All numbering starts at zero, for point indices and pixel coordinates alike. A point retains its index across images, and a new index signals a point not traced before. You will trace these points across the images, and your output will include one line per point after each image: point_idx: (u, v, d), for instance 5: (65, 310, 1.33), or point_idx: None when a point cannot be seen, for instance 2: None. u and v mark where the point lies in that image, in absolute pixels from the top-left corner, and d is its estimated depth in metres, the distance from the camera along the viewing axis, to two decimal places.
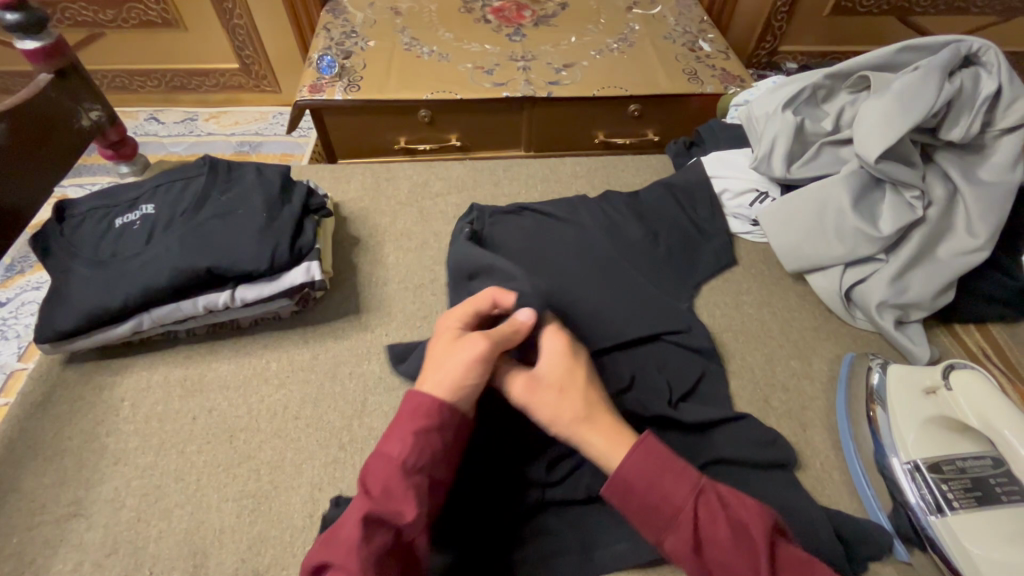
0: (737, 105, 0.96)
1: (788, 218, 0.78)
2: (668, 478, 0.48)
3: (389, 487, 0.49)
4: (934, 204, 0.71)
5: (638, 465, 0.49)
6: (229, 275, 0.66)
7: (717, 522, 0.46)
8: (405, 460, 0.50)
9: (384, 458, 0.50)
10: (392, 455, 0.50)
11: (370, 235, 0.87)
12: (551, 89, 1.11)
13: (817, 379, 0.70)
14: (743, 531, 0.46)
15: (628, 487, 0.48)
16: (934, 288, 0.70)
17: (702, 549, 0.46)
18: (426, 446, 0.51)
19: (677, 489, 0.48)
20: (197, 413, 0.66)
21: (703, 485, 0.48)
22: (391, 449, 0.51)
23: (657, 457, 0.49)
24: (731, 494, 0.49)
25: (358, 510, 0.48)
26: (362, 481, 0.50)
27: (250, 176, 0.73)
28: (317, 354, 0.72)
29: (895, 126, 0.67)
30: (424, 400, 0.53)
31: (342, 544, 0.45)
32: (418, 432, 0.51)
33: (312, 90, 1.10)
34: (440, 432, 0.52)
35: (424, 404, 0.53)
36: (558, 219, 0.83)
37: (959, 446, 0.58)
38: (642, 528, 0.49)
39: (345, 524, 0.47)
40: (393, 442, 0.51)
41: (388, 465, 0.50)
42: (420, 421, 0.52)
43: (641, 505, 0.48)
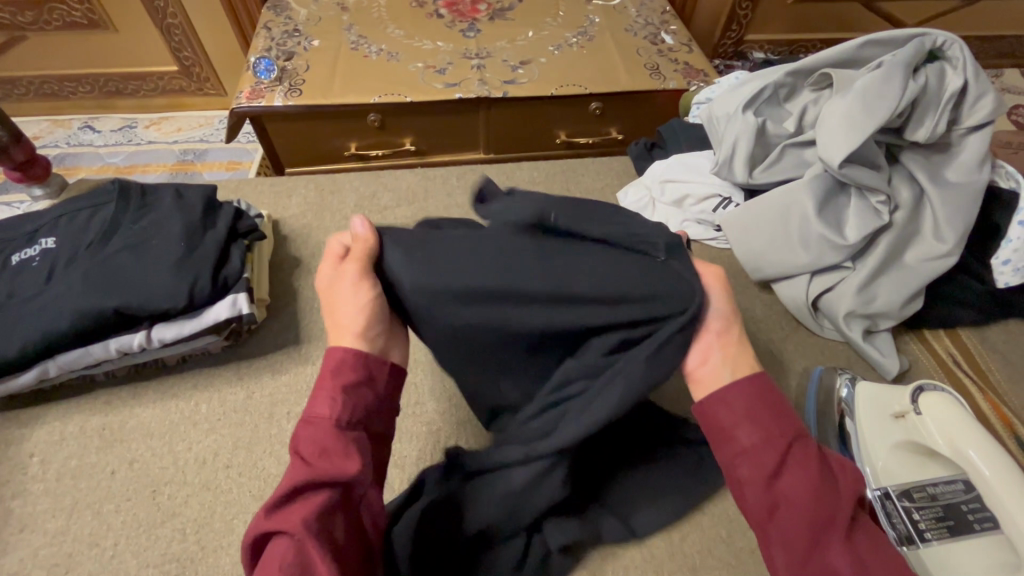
0: (699, 103, 0.91)
1: (750, 226, 0.74)
2: (772, 410, 0.42)
3: (325, 445, 0.41)
4: (901, 208, 0.68)
5: (747, 391, 0.43)
6: (141, 315, 0.60)
7: (810, 468, 0.40)
8: (331, 415, 0.42)
9: (314, 420, 0.42)
10: (321, 415, 0.42)
11: (313, 254, 0.81)
12: (507, 89, 1.05)
13: (785, 396, 0.67)
14: (831, 485, 0.40)
15: (726, 406, 0.43)
16: (901, 297, 0.67)
17: (776, 482, 0.40)
18: (351, 395, 0.43)
19: (778, 423, 0.42)
20: (117, 467, 0.60)
21: (804, 433, 0.42)
22: (314, 406, 0.42)
23: (769, 393, 0.43)
24: (833, 458, 0.42)
25: (288, 479, 0.39)
26: (291, 449, 0.41)
27: (167, 201, 0.67)
28: (251, 393, 0.67)
29: (860, 128, 0.63)
30: (339, 351, 0.45)
31: (293, 510, 0.38)
32: (343, 387, 0.43)
33: (250, 96, 1.02)
34: (370, 386, 0.45)
35: (349, 359, 0.45)
36: None
37: (930, 470, 0.55)
38: (719, 446, 0.43)
39: (283, 490, 0.39)
40: (317, 399, 0.43)
41: (310, 425, 0.42)
42: (343, 373, 0.44)
43: (732, 420, 0.42)
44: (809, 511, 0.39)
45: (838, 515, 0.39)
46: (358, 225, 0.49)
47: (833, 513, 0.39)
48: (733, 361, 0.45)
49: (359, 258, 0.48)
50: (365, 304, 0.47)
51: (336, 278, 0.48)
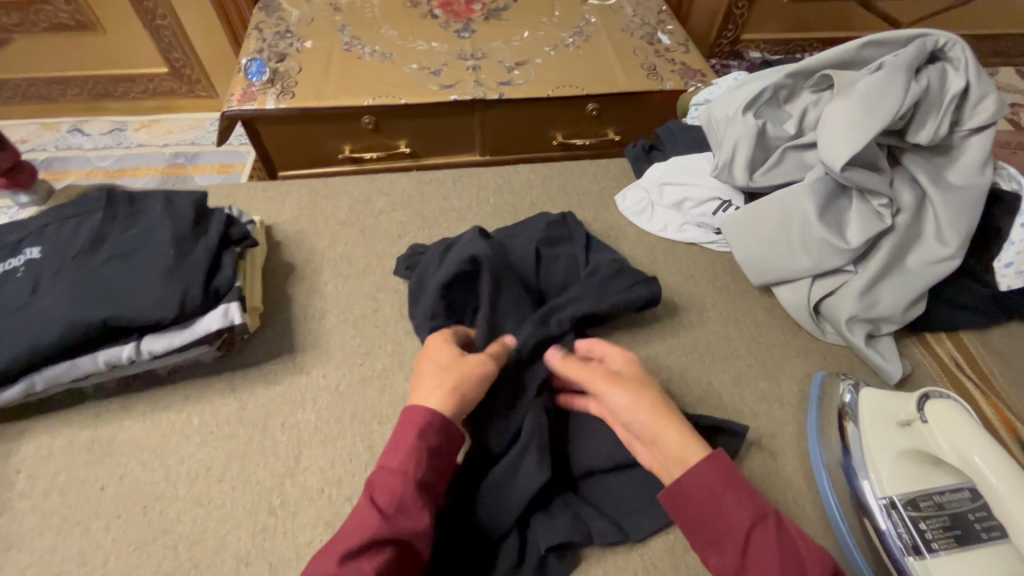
0: (697, 104, 0.90)
1: (751, 229, 0.73)
2: (731, 496, 0.47)
3: (403, 500, 0.49)
4: (903, 211, 0.67)
5: (702, 481, 0.48)
6: (130, 327, 0.58)
7: (769, 555, 0.44)
8: (411, 471, 0.50)
9: (393, 472, 0.50)
10: (400, 470, 0.50)
11: (306, 260, 0.80)
12: (503, 90, 1.04)
13: (787, 402, 0.66)
14: (796, 567, 0.43)
15: (687, 498, 0.48)
16: (903, 301, 0.67)
17: (743, 575, 0.45)
18: (430, 456, 0.52)
19: (738, 509, 0.47)
20: (107, 482, 0.59)
21: (765, 512, 0.47)
22: (401, 462, 0.51)
23: (723, 477, 0.48)
24: (798, 532, 0.46)
25: (368, 526, 0.47)
26: (370, 494, 0.49)
27: (157, 208, 0.65)
28: (245, 404, 0.65)
29: (862, 130, 0.62)
30: (424, 413, 0.53)
31: (364, 557, 0.45)
32: (427, 449, 0.52)
33: (242, 98, 1.00)
34: (443, 452, 0.53)
35: (430, 422, 0.53)
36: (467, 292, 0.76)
37: (936, 477, 0.55)
38: (691, 536, 0.49)
39: (358, 533, 0.46)
40: (399, 456, 0.51)
41: (391, 478, 0.50)
42: (428, 436, 0.52)
43: (697, 514, 0.48)
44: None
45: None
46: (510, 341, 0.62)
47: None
48: (689, 446, 0.50)
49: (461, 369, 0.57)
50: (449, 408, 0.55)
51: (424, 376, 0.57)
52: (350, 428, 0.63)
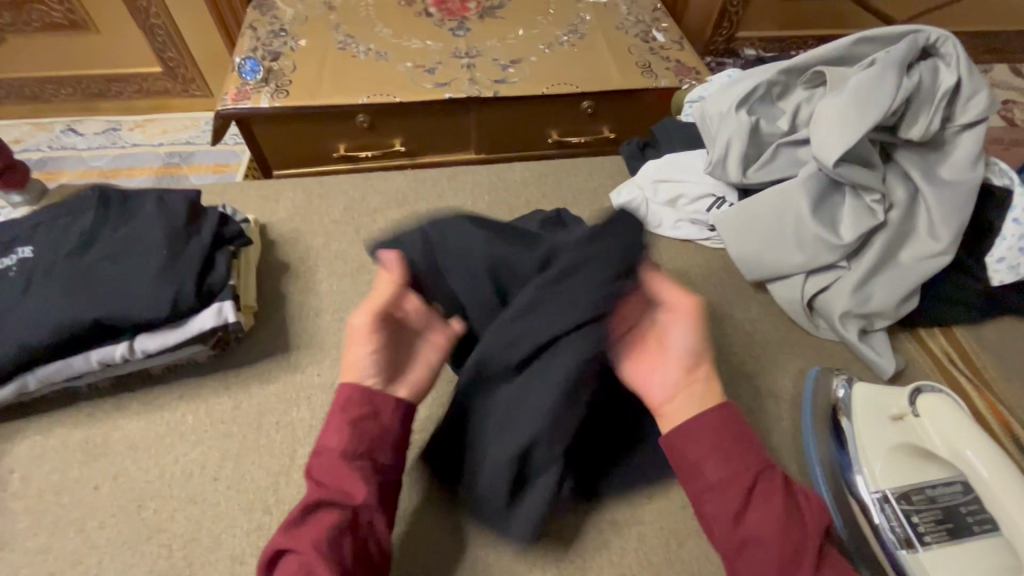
0: (691, 101, 0.90)
1: (744, 226, 0.73)
2: (736, 444, 0.49)
3: (333, 473, 0.50)
4: (895, 206, 0.67)
5: (710, 426, 0.50)
6: (123, 326, 0.58)
7: (772, 503, 0.47)
8: (341, 445, 0.51)
9: (325, 449, 0.51)
10: (331, 446, 0.52)
11: (301, 259, 0.79)
12: (498, 89, 1.03)
13: (781, 397, 0.66)
14: (796, 519, 0.46)
15: (694, 439, 0.50)
16: (897, 296, 0.67)
17: (742, 519, 0.46)
18: (358, 426, 0.53)
19: (743, 458, 0.49)
20: (101, 482, 0.59)
21: (771, 467, 0.49)
22: (328, 436, 0.52)
23: (728, 426, 0.50)
24: (797, 488, 0.49)
25: (307, 502, 0.48)
26: (309, 475, 0.51)
27: (150, 207, 0.65)
28: (239, 403, 0.65)
29: (855, 126, 0.62)
30: (348, 389, 0.54)
31: (306, 532, 0.46)
32: (350, 421, 0.52)
33: (236, 97, 1.00)
34: (374, 420, 0.53)
35: (354, 395, 0.54)
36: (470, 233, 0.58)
37: (928, 472, 0.55)
38: (689, 479, 0.50)
39: (301, 511, 0.48)
40: (328, 431, 0.52)
41: (324, 454, 0.52)
42: (349, 409, 0.53)
43: (698, 458, 0.49)
44: (772, 543, 0.45)
45: (805, 550, 0.45)
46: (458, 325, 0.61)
47: (796, 544, 0.45)
48: (705, 397, 0.52)
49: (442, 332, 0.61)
50: (427, 359, 0.60)
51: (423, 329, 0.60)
52: None
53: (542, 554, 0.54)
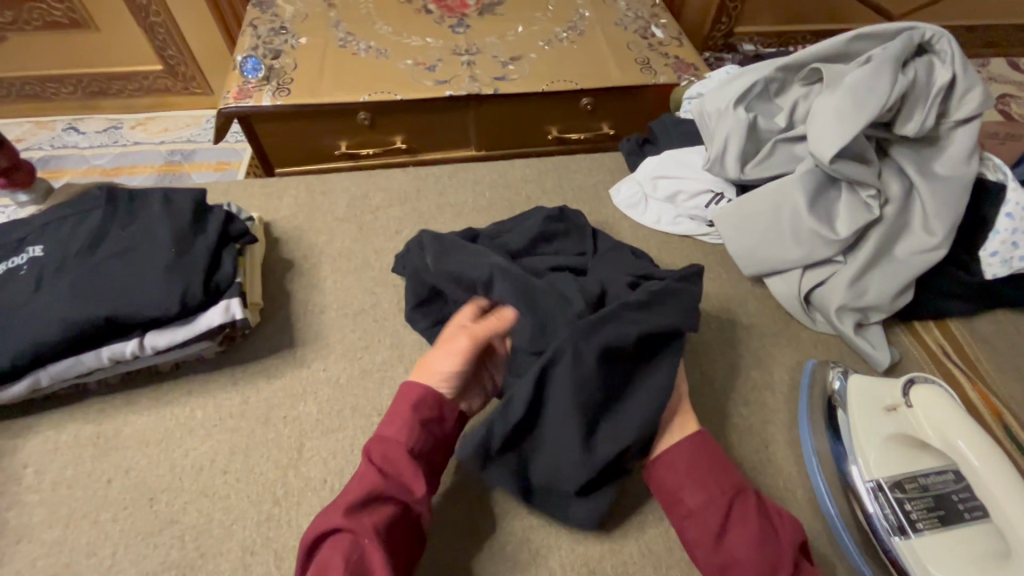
0: (690, 98, 0.91)
1: (742, 221, 0.74)
2: (714, 465, 0.55)
3: (399, 470, 0.53)
4: (890, 202, 0.68)
5: (685, 452, 0.55)
6: (133, 323, 0.59)
7: (747, 518, 0.51)
8: (408, 443, 0.54)
9: (389, 437, 0.54)
10: (394, 437, 0.55)
11: (305, 256, 0.81)
12: (498, 86, 1.04)
13: (778, 390, 0.68)
14: (772, 531, 0.50)
15: (673, 466, 0.55)
16: (892, 290, 0.68)
17: (722, 541, 0.51)
18: (425, 428, 0.56)
19: (720, 479, 0.54)
20: (113, 475, 0.60)
21: (746, 488, 0.54)
22: (395, 432, 0.55)
23: (705, 451, 0.55)
24: (772, 507, 0.53)
25: (368, 486, 0.51)
26: (369, 456, 0.54)
27: (157, 206, 0.66)
28: (247, 398, 0.66)
29: (851, 122, 0.63)
30: (416, 389, 0.57)
31: (364, 517, 0.49)
32: (420, 422, 0.55)
33: (238, 96, 1.01)
34: (439, 422, 0.57)
35: (425, 396, 0.57)
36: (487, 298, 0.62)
37: (921, 461, 0.56)
38: (669, 507, 0.55)
39: (357, 492, 0.51)
40: (395, 426, 0.55)
41: (387, 447, 0.54)
42: (420, 410, 0.56)
43: (675, 486, 0.54)
44: (750, 563, 0.49)
45: (780, 562, 0.49)
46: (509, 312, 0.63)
47: (774, 555, 0.49)
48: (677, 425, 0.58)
49: (476, 333, 0.61)
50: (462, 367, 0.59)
51: (448, 348, 0.60)
52: (351, 420, 0.65)
53: (546, 543, 0.56)
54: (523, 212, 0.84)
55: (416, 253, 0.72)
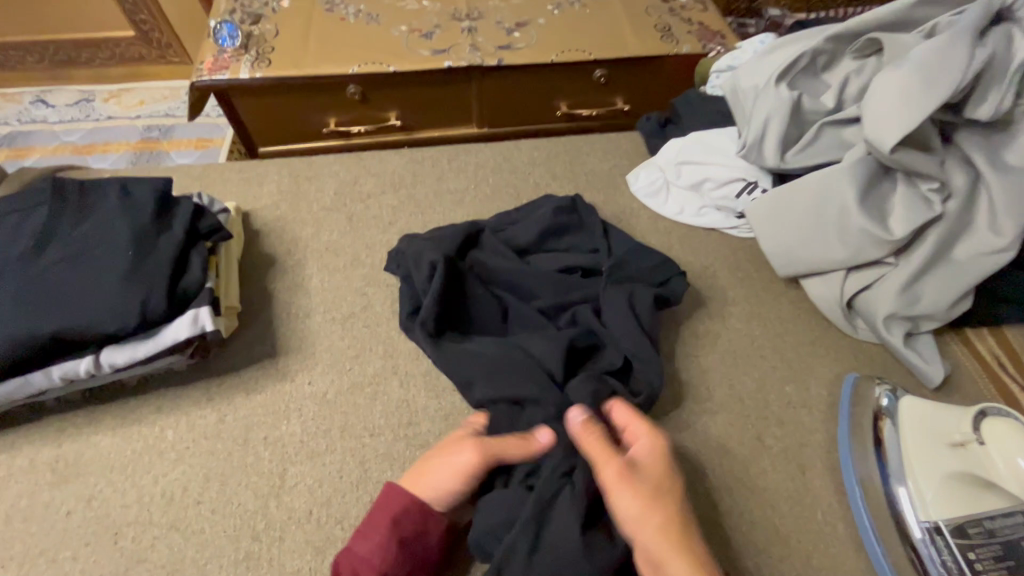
0: (719, 71, 0.81)
1: (780, 215, 0.65)
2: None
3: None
4: (954, 196, 0.59)
5: None
6: (86, 338, 0.51)
7: None
8: (380, 567, 0.47)
9: (360, 558, 0.47)
10: (364, 556, 0.47)
11: (289, 251, 0.73)
12: (502, 56, 0.94)
13: (815, 408, 0.61)
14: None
15: None
16: (950, 297, 0.60)
17: None
18: (404, 549, 0.48)
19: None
20: (73, 506, 0.54)
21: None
22: (366, 550, 0.47)
23: None
24: None
25: None
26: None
27: (113, 200, 0.58)
28: (224, 416, 0.59)
29: (918, 104, 0.54)
30: (401, 493, 0.50)
31: None
32: (399, 541, 0.48)
33: (213, 66, 0.91)
34: (422, 538, 0.49)
35: (404, 504, 0.49)
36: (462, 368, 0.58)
37: (986, 501, 0.49)
38: None
39: None
40: (369, 544, 0.48)
41: (359, 567, 0.47)
42: (403, 525, 0.48)
43: None
44: None
45: None
46: (545, 436, 0.52)
47: None
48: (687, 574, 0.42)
49: (486, 446, 0.50)
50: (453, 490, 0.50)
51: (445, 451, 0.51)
52: (339, 442, 0.58)
53: None
54: (531, 201, 0.76)
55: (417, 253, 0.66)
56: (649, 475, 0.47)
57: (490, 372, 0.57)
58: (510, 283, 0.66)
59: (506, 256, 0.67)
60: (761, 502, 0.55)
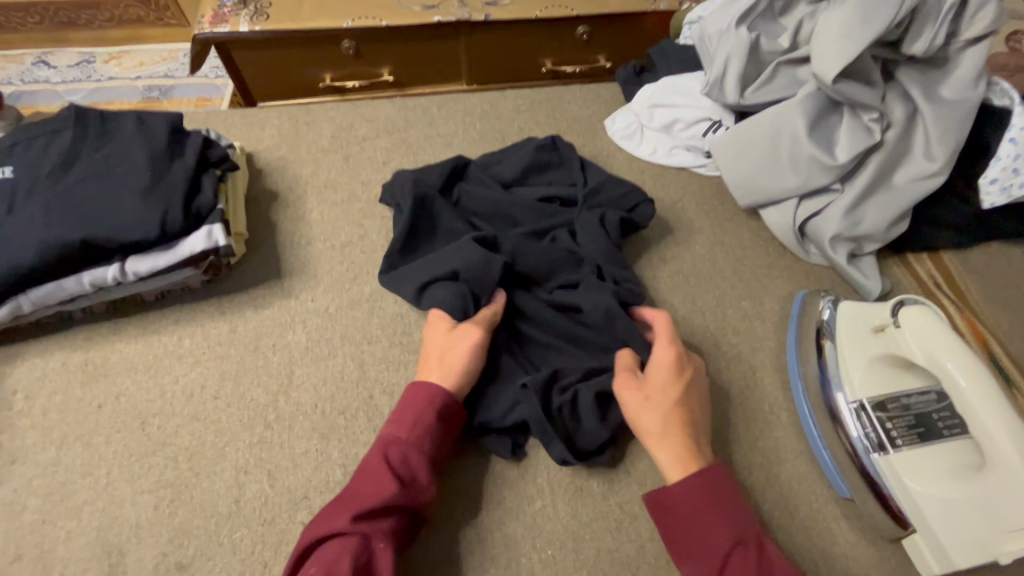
0: (691, 22, 0.86)
1: (741, 147, 0.72)
2: (715, 515, 0.49)
3: (418, 477, 0.51)
4: (893, 125, 0.66)
5: (692, 491, 0.50)
6: (112, 247, 0.57)
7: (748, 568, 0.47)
8: (427, 448, 0.53)
9: (403, 441, 0.52)
10: (409, 439, 0.52)
11: (290, 187, 0.78)
12: (489, 11, 0.99)
13: (768, 320, 0.68)
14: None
15: (672, 507, 0.51)
16: (888, 218, 0.67)
17: None
18: (444, 436, 0.55)
19: (716, 529, 0.49)
20: (103, 401, 0.60)
21: (747, 536, 0.48)
22: (415, 435, 0.53)
23: (715, 491, 0.50)
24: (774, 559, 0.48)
25: (389, 492, 0.48)
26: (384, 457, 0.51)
27: (130, 128, 0.63)
28: (235, 327, 0.66)
29: (856, 39, 0.60)
30: (432, 386, 0.55)
31: (374, 527, 0.47)
32: (443, 429, 0.54)
33: (213, 20, 0.95)
34: (455, 428, 0.56)
35: (442, 398, 0.55)
36: (438, 256, 0.66)
37: (905, 382, 0.57)
38: (680, 553, 0.50)
39: (366, 494, 0.49)
40: (418, 430, 0.53)
41: (406, 449, 0.52)
42: (444, 417, 0.55)
43: (683, 527, 0.50)
44: None
45: None
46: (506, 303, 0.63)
47: None
48: (678, 461, 0.52)
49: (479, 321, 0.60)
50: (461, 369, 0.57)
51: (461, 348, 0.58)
52: (340, 348, 0.65)
53: (533, 461, 0.57)
54: (513, 143, 0.82)
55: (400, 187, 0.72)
56: (659, 388, 0.55)
57: (448, 258, 0.65)
58: (493, 210, 0.72)
59: (490, 186, 0.73)
60: (715, 396, 0.62)
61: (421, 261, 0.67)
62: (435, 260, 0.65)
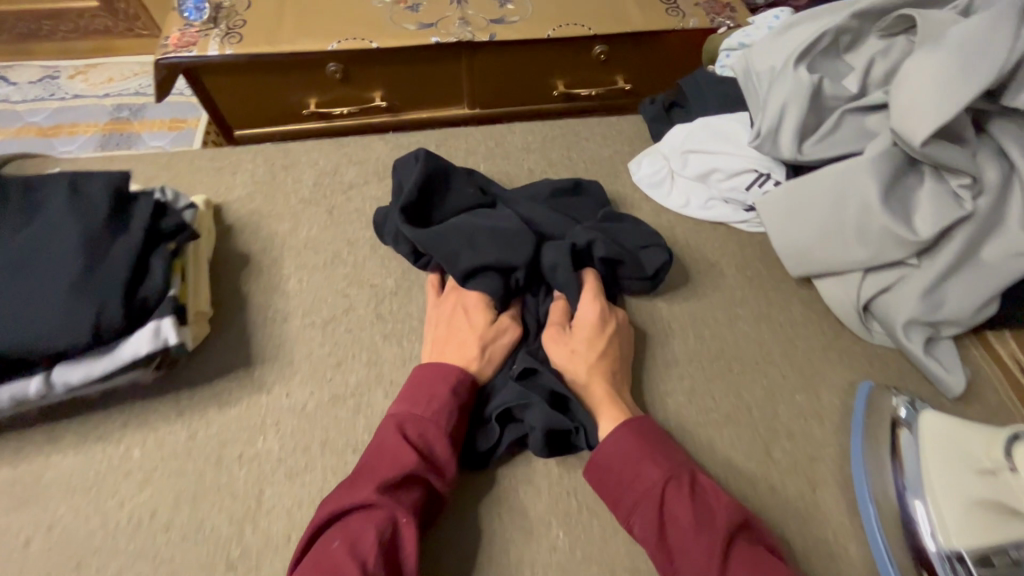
0: (729, 50, 0.74)
1: (795, 209, 0.60)
2: (647, 463, 0.48)
3: (437, 453, 0.49)
4: (985, 192, 0.55)
5: (622, 441, 0.49)
6: (32, 358, 0.46)
7: (683, 507, 0.45)
8: (444, 424, 0.51)
9: (418, 416, 0.50)
10: (425, 415, 0.51)
11: (265, 248, 0.67)
12: (494, 30, 0.87)
13: (828, 420, 0.57)
14: (706, 519, 0.44)
15: (606, 465, 0.49)
16: (976, 301, 0.56)
17: (666, 530, 0.45)
18: (461, 412, 0.52)
19: (648, 472, 0.47)
20: (31, 534, 0.50)
21: (679, 472, 0.47)
22: (430, 411, 0.51)
23: (644, 435, 0.50)
24: (705, 484, 0.47)
25: (405, 464, 0.47)
26: (400, 431, 0.49)
27: (60, 199, 0.52)
28: (195, 432, 0.55)
29: (954, 96, 0.48)
30: (447, 364, 0.54)
31: (392, 500, 0.45)
32: (458, 406, 0.52)
33: (178, 42, 0.83)
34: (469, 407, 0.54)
35: (456, 375, 0.53)
36: (456, 224, 0.62)
37: (1013, 525, 0.44)
38: (614, 510, 0.49)
39: (383, 468, 0.47)
40: (434, 406, 0.51)
41: (422, 425, 0.50)
42: (459, 395, 0.53)
43: (618, 485, 0.48)
44: (691, 535, 0.44)
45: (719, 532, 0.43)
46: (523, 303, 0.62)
47: (714, 540, 0.43)
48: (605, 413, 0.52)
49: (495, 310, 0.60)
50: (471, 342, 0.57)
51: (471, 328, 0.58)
52: (319, 459, 0.54)
53: None
54: (521, 186, 0.71)
55: (406, 169, 0.66)
56: (580, 337, 0.57)
57: (490, 242, 0.61)
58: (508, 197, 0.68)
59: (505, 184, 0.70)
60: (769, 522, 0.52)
61: (446, 237, 0.61)
62: (453, 227, 0.62)
